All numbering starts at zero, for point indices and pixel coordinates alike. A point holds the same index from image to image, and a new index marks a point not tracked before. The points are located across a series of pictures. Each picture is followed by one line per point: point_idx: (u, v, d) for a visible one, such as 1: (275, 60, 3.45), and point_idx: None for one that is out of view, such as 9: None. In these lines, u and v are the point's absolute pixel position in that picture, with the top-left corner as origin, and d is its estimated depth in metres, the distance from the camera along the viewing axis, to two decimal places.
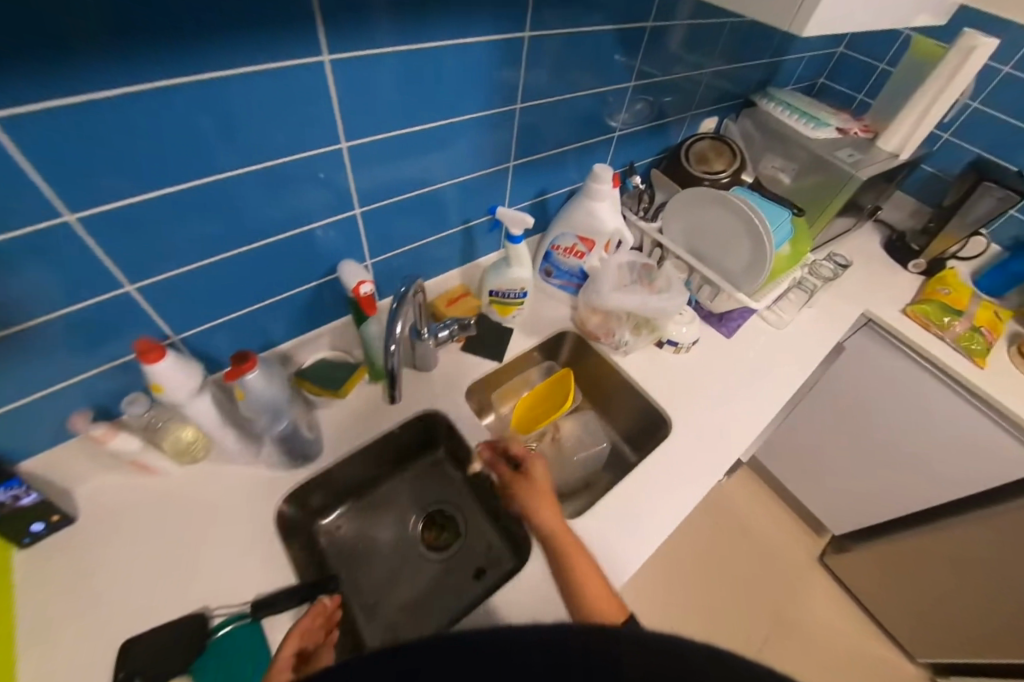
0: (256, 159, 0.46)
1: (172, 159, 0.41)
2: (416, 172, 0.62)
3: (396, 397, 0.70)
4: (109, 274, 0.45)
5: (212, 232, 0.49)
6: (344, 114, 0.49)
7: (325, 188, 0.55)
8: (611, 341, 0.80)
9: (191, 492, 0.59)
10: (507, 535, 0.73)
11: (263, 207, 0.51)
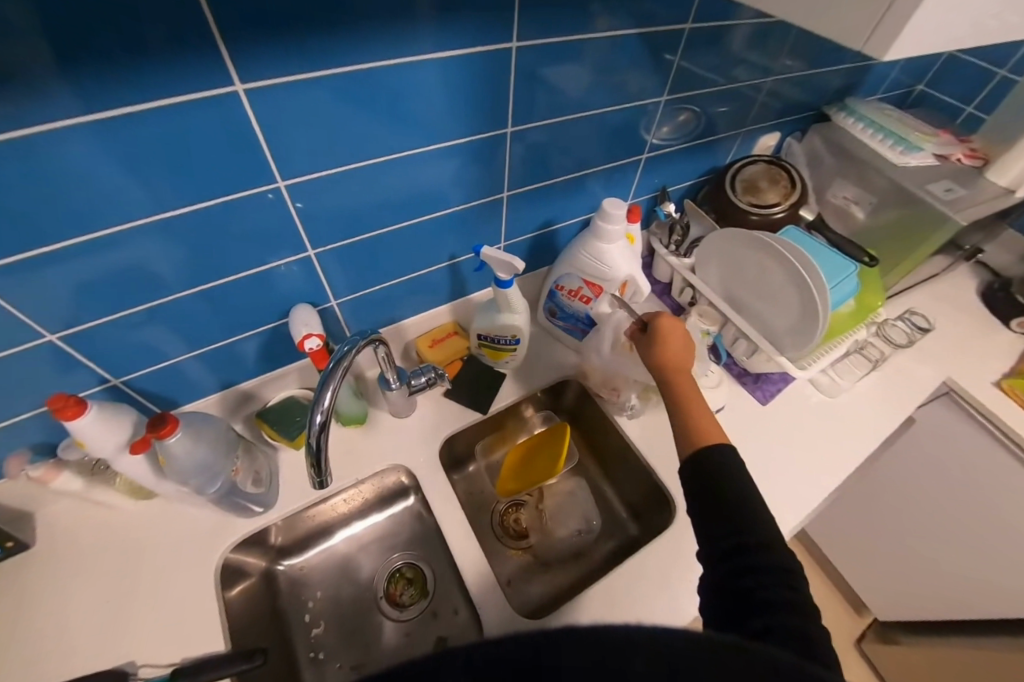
0: (177, 207, 0.41)
1: (70, 211, 0.37)
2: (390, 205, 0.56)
3: (360, 446, 0.64)
4: (29, 323, 0.42)
5: (141, 278, 0.45)
6: (281, 153, 0.43)
7: (274, 229, 0.49)
8: (616, 401, 0.69)
9: (141, 529, 0.58)
10: (472, 610, 0.63)
11: (201, 250, 0.47)
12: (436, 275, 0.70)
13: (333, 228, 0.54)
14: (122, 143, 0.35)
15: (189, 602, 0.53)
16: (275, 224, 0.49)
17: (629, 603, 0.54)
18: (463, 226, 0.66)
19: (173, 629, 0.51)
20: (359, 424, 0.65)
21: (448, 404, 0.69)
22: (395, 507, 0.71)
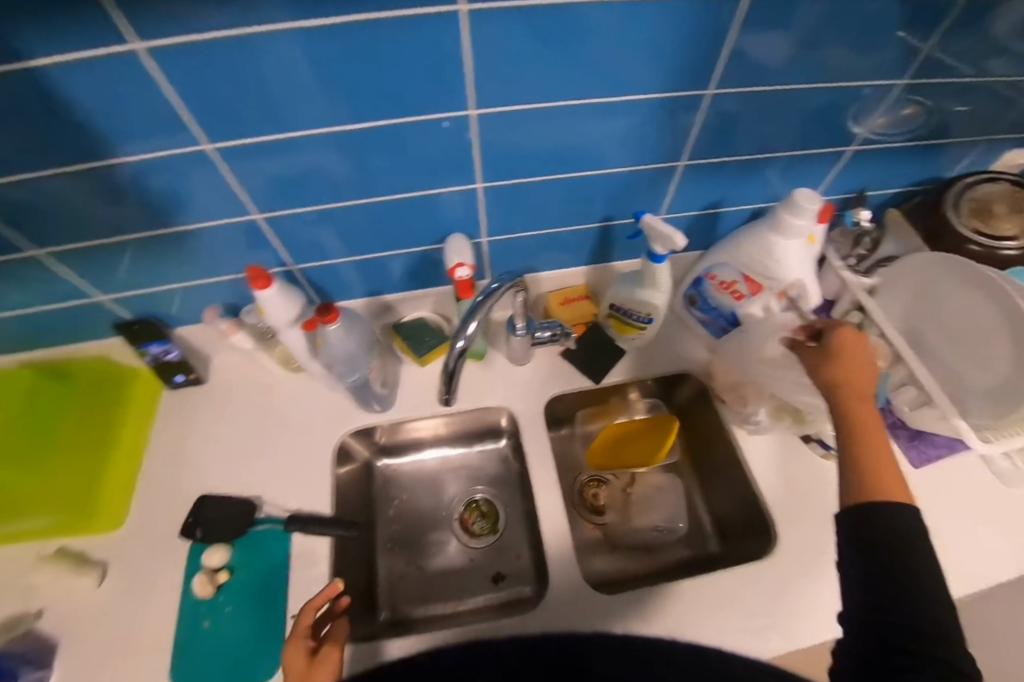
0: (376, 119, 0.43)
1: (294, 106, 0.40)
2: (563, 154, 0.54)
3: (471, 380, 0.68)
4: (243, 197, 0.49)
5: (329, 179, 0.50)
6: (478, 84, 0.42)
7: (449, 156, 0.50)
8: (738, 411, 0.63)
9: (285, 394, 0.69)
10: (537, 561, 0.65)
11: (380, 163, 0.49)
12: (582, 233, 0.68)
13: (502, 165, 0.53)
14: (327, 49, 0.35)
15: (310, 467, 0.62)
16: (442, 152, 0.50)
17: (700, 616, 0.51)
18: (624, 188, 0.62)
19: (297, 484, 0.61)
20: (478, 359, 0.68)
21: (561, 364, 0.69)
22: (487, 443, 0.75)
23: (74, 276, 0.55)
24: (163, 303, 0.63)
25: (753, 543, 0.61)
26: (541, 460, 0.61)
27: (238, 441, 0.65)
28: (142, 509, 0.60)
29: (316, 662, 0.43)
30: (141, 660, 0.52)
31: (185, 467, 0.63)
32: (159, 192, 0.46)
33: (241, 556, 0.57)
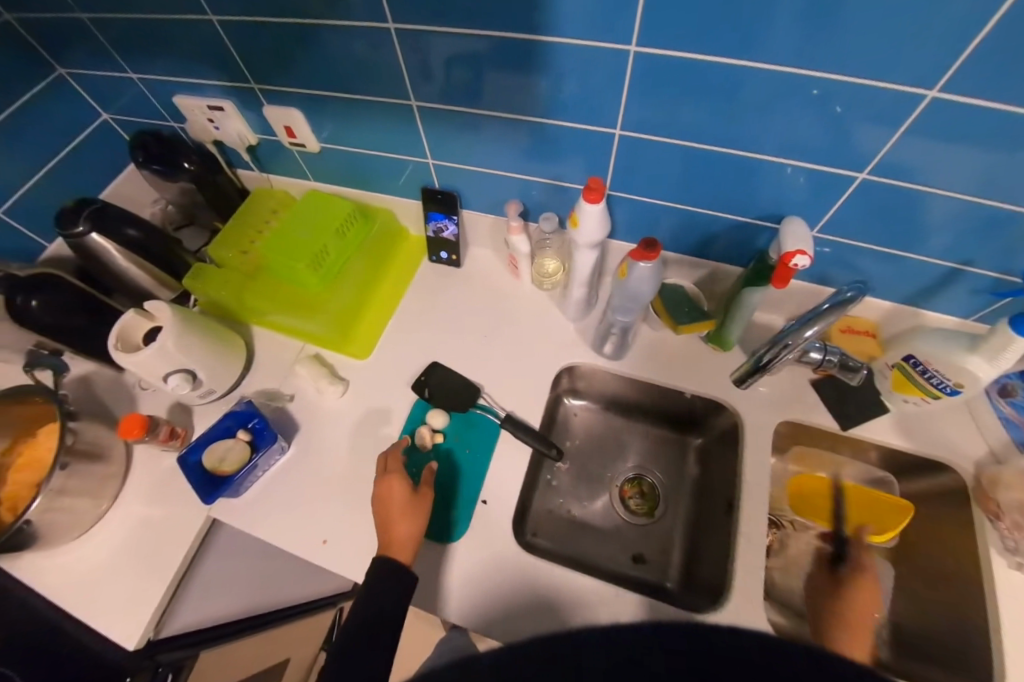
0: (815, 68, 0.37)
1: (744, 32, 0.36)
2: (992, 172, 0.40)
3: (701, 367, 0.66)
4: (610, 109, 0.49)
5: (701, 116, 0.46)
6: (977, 57, 0.32)
7: (848, 132, 0.42)
8: (1011, 539, 0.52)
9: (524, 307, 0.73)
10: (689, 562, 0.68)
11: (770, 116, 0.43)
12: (919, 269, 0.56)
13: (903, 160, 0.43)
14: None
15: (530, 382, 0.67)
16: (841, 124, 0.41)
17: None
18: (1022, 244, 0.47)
19: (516, 391, 0.66)
20: (720, 348, 0.66)
21: (804, 392, 0.64)
22: (670, 434, 0.79)
23: (417, 133, 0.61)
24: (460, 183, 0.68)
25: (956, 680, 0.51)
26: (750, 477, 0.58)
27: (474, 330, 0.72)
28: (385, 352, 0.70)
29: (413, 500, 0.52)
30: (366, 467, 0.62)
31: (427, 335, 0.72)
32: (545, 81, 0.48)
33: (457, 426, 0.63)
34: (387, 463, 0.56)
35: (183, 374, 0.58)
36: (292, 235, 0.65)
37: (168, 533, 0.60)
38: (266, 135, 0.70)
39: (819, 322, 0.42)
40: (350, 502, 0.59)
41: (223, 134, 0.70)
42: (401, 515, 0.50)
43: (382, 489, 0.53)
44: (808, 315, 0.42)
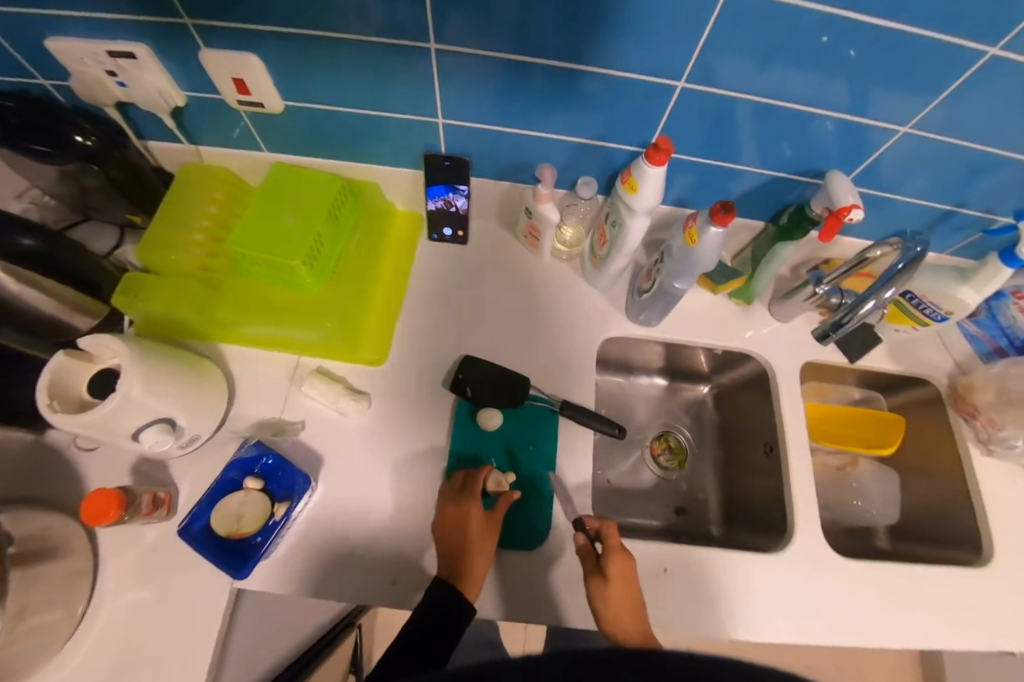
0: (912, 23, 0.36)
1: None
2: (1004, 118, 0.46)
3: (728, 322, 0.68)
4: (674, 61, 0.43)
5: (770, 71, 0.44)
6: None
7: (909, 84, 0.43)
8: (984, 431, 0.62)
9: (547, 281, 0.68)
10: (727, 502, 0.73)
11: (843, 69, 0.42)
12: (916, 210, 0.63)
13: (942, 109, 0.46)
14: None
15: (573, 362, 0.63)
16: (907, 73, 0.42)
17: (909, 599, 0.56)
18: (1006, 180, 0.55)
19: (561, 373, 0.62)
20: (743, 302, 0.69)
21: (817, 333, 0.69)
22: (687, 388, 0.83)
23: (421, 88, 0.49)
24: (468, 147, 0.58)
25: (949, 552, 0.64)
26: (789, 421, 0.63)
27: (499, 314, 0.65)
28: (404, 353, 0.61)
29: (490, 528, 0.47)
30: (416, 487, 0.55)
31: (449, 326, 0.64)
32: (603, 27, 0.39)
33: (510, 423, 0.58)
34: (460, 484, 0.50)
35: (161, 425, 0.46)
36: (271, 220, 0.50)
37: (186, 613, 0.50)
38: (202, 90, 0.54)
39: (897, 281, 0.46)
40: (409, 529, 0.52)
41: (132, 92, 0.52)
42: (481, 543, 0.45)
43: (457, 509, 0.47)
44: (884, 278, 0.47)
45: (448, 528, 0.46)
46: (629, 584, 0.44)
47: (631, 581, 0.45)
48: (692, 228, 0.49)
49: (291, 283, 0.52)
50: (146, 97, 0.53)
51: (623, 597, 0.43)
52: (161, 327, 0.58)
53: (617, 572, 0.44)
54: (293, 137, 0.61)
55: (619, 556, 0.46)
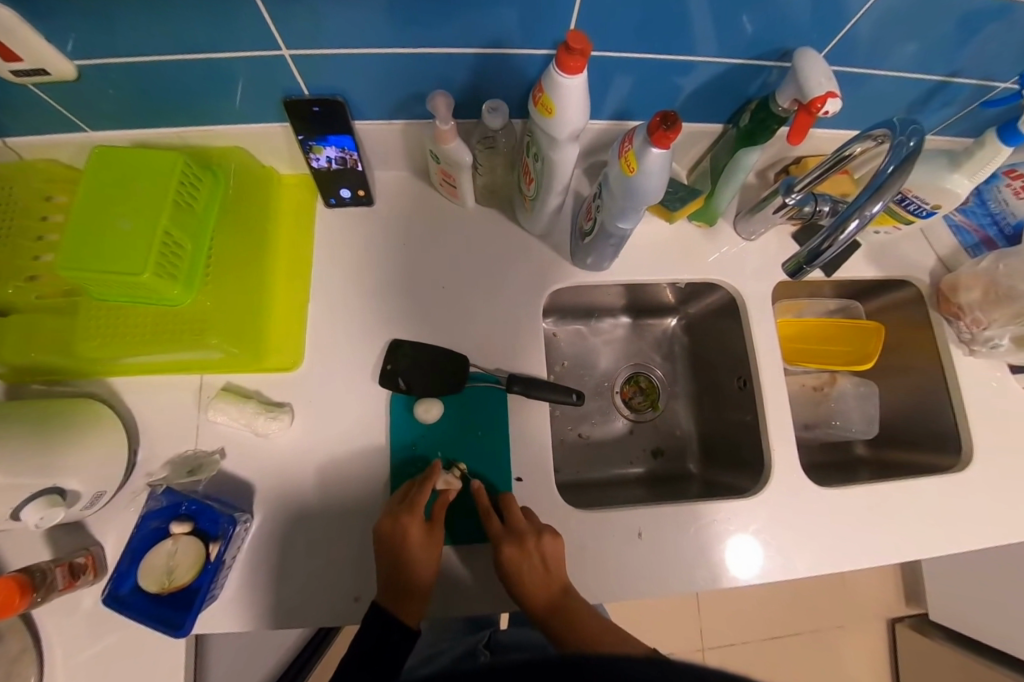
0: None
1: None
2: None
3: (691, 252, 0.60)
4: None
5: None
6: None
7: None
8: (968, 332, 0.58)
9: (477, 235, 0.58)
10: (705, 438, 0.70)
11: None
12: (903, 84, 0.52)
13: None
14: None
15: (520, 328, 0.56)
16: None
17: (888, 516, 0.55)
18: (1015, 32, 0.44)
19: (507, 342, 0.55)
20: (705, 224, 0.60)
21: (790, 248, 0.61)
22: (654, 323, 0.76)
23: (245, 20, 0.35)
24: (342, 82, 0.44)
25: (927, 457, 0.63)
26: (762, 354, 0.57)
27: (427, 284, 0.56)
28: (324, 349, 0.54)
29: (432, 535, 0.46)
30: (365, 494, 0.50)
31: (372, 309, 0.55)
32: None
33: (453, 411, 0.52)
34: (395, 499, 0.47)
35: (43, 500, 0.40)
36: (99, 228, 0.39)
37: (149, 666, 0.47)
38: None
39: (885, 191, 0.37)
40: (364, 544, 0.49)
41: None
42: (423, 552, 0.44)
43: (394, 529, 0.44)
44: (868, 191, 0.38)
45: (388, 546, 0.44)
46: (530, 567, 0.43)
47: (531, 564, 0.43)
48: (628, 152, 0.39)
49: (156, 302, 0.43)
50: None
51: (523, 579, 0.43)
52: (29, 372, 0.49)
53: (514, 561, 0.43)
54: (116, 105, 0.46)
55: (512, 546, 0.43)
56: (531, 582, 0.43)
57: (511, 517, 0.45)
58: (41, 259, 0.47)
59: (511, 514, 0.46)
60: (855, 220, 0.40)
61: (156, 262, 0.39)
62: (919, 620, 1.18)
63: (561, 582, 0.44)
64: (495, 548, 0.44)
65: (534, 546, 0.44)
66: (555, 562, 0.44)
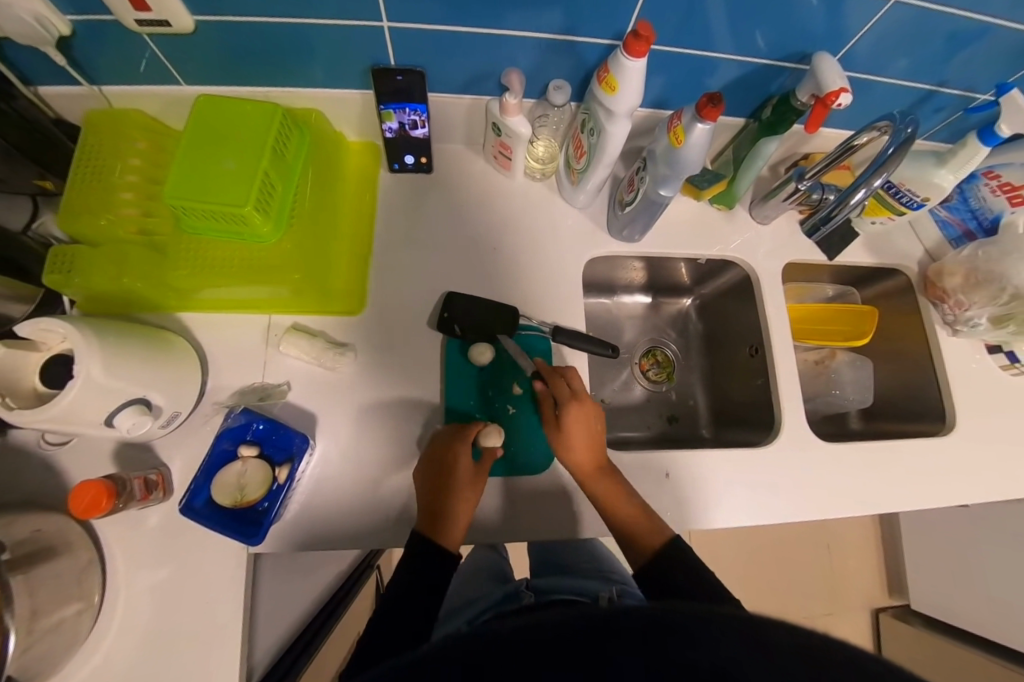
0: None
1: None
2: None
3: (711, 232, 0.67)
4: None
5: None
6: None
7: None
8: (951, 314, 0.66)
9: (522, 205, 0.64)
10: (715, 408, 0.77)
11: None
12: (898, 93, 0.60)
13: None
14: None
15: (559, 290, 0.62)
16: None
17: (884, 473, 0.61)
18: (993, 52, 0.53)
19: (549, 300, 0.61)
20: (725, 207, 0.67)
21: (797, 233, 0.68)
22: (670, 302, 0.83)
23: None
24: (423, 56, 0.50)
25: (916, 427, 0.70)
26: (772, 323, 0.64)
27: (476, 247, 0.62)
28: (382, 300, 0.59)
29: (474, 477, 0.50)
30: (417, 429, 0.55)
31: (428, 264, 0.61)
32: None
33: (504, 355, 0.58)
34: (433, 446, 0.51)
35: (135, 408, 0.43)
36: (206, 166, 0.43)
37: (207, 583, 0.50)
38: (92, 14, 0.43)
39: (886, 169, 0.47)
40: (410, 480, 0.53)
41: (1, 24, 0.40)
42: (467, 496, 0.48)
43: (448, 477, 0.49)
44: (872, 166, 0.47)
45: (431, 485, 0.49)
46: (582, 426, 0.50)
47: (586, 429, 0.50)
48: (677, 128, 0.46)
49: (247, 238, 0.47)
50: (20, 30, 0.41)
51: (576, 437, 0.50)
52: (108, 302, 0.52)
53: (575, 415, 0.50)
54: (215, 62, 0.51)
55: (576, 408, 0.51)
56: (582, 443, 0.50)
57: (575, 384, 0.53)
58: (126, 197, 0.51)
59: (574, 382, 0.53)
60: (864, 189, 0.50)
61: (257, 196, 0.44)
62: (902, 610, 1.24)
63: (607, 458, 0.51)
64: (557, 403, 0.51)
65: (590, 410, 0.51)
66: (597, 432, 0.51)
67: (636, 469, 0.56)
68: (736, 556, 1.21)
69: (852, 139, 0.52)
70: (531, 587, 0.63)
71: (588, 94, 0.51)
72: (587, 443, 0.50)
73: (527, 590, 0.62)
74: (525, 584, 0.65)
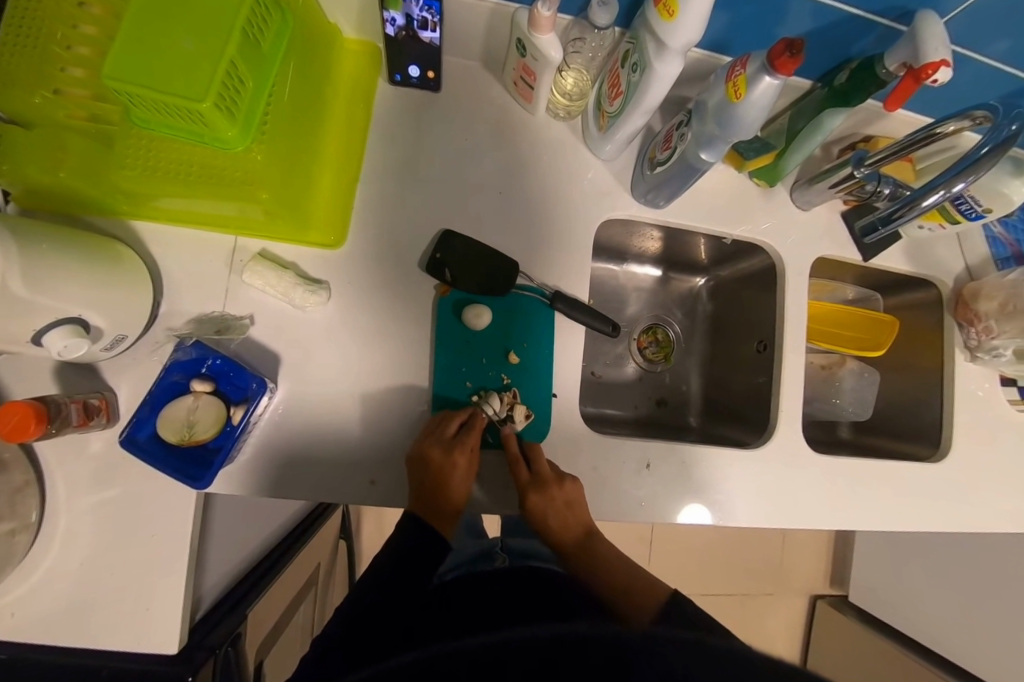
0: None
1: None
2: None
3: (742, 211, 0.60)
4: None
5: None
6: None
7: None
8: (976, 338, 0.61)
9: (539, 148, 0.56)
10: (710, 396, 0.73)
11: None
12: (993, 77, 0.51)
13: None
14: None
15: (565, 251, 0.55)
16: None
17: (867, 490, 0.59)
18: None
19: (553, 263, 0.55)
20: (764, 184, 0.59)
21: (837, 227, 0.61)
22: (681, 279, 0.77)
23: None
24: None
25: (906, 446, 0.68)
26: (789, 321, 0.59)
27: (479, 190, 0.55)
28: (366, 238, 0.52)
29: (468, 464, 0.49)
30: (391, 385, 0.51)
31: (422, 202, 0.54)
32: None
33: (500, 318, 0.53)
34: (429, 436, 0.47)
35: (69, 329, 0.37)
36: (158, 42, 0.33)
37: (153, 516, 0.48)
38: None
39: (973, 172, 0.41)
40: (376, 439, 0.50)
41: None
42: (458, 484, 0.48)
43: (444, 462, 0.47)
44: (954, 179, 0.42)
45: (424, 484, 0.47)
46: (553, 510, 0.47)
47: (554, 507, 0.47)
48: (738, 78, 0.38)
49: (209, 142, 0.37)
50: None
51: (552, 519, 0.48)
52: (50, 197, 0.45)
53: (538, 507, 0.47)
54: None
55: (557, 490, 0.47)
56: (558, 522, 0.48)
57: (538, 467, 0.48)
58: (72, 73, 0.39)
59: (537, 464, 0.49)
60: (939, 192, 0.45)
61: (220, 94, 0.33)
62: (837, 599, 1.32)
63: (584, 524, 0.51)
64: (521, 496, 0.48)
65: (556, 493, 0.47)
66: (576, 504, 0.49)
67: (616, 457, 0.53)
68: (695, 533, 1.25)
69: (933, 126, 0.44)
70: (504, 548, 0.63)
71: (639, 17, 0.42)
72: (561, 521, 0.49)
73: (501, 553, 0.61)
74: (501, 544, 0.65)
